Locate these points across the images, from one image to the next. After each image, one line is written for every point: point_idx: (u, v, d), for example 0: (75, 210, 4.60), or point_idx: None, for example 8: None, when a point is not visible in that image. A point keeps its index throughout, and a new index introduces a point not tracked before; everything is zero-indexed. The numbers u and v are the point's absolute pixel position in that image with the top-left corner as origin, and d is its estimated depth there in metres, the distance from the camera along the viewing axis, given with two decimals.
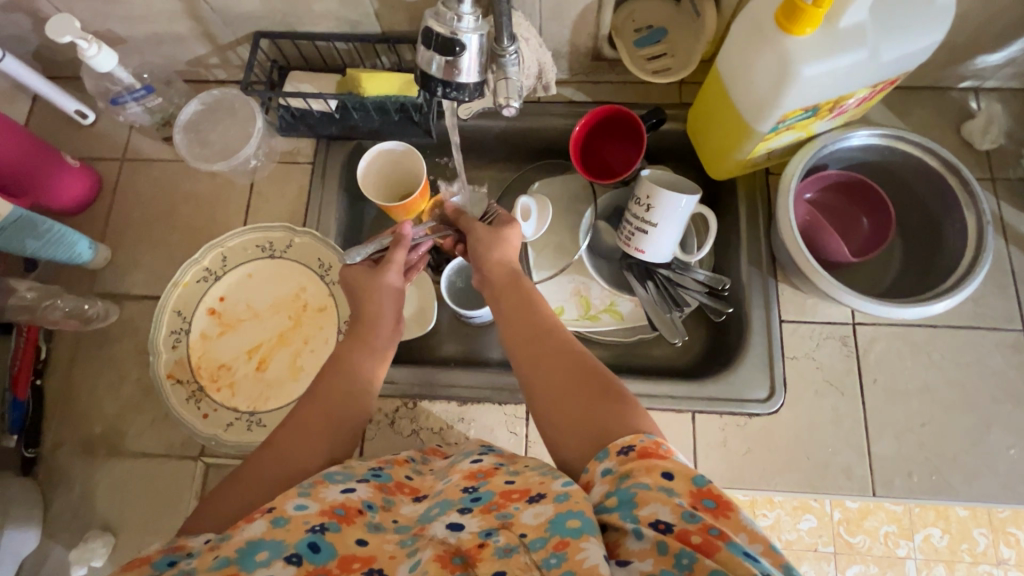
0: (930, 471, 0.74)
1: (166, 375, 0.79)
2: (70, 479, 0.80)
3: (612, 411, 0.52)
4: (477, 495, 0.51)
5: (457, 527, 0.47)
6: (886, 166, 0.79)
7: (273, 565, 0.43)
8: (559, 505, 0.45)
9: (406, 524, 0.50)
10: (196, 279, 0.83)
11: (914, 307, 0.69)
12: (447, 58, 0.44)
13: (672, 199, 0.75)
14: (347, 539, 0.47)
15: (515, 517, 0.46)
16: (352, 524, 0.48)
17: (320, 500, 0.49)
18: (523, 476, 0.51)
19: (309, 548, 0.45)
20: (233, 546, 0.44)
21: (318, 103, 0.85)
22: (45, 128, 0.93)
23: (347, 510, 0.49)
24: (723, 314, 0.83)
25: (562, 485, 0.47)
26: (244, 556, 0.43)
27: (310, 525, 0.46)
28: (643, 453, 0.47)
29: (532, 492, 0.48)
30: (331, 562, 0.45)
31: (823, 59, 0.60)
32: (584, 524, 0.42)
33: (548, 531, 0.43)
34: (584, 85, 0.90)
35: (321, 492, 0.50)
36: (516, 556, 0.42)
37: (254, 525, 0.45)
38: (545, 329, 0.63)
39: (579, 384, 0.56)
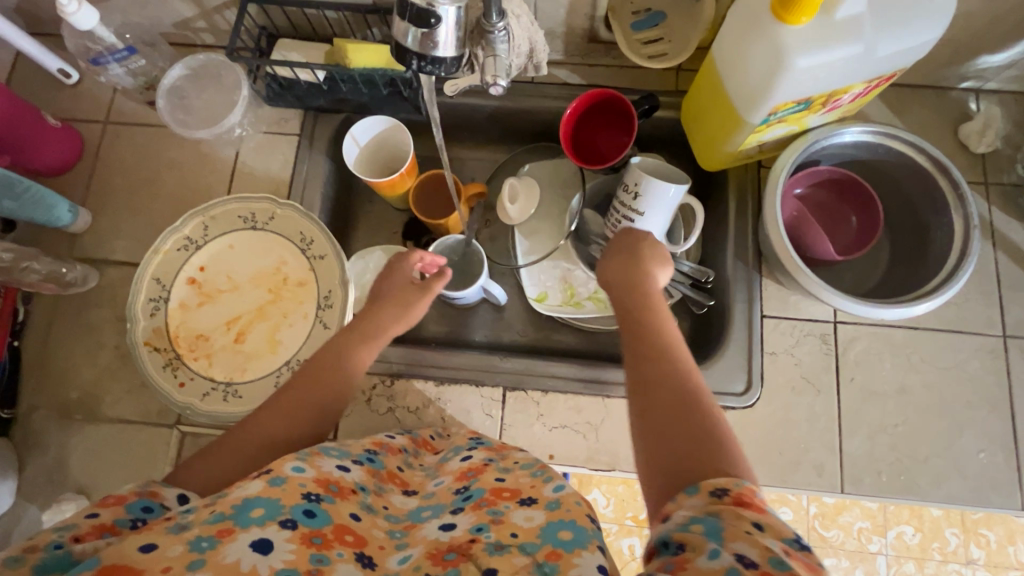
0: (899, 471, 0.75)
1: (143, 343, 0.79)
2: (46, 442, 0.80)
3: (709, 451, 0.47)
4: (469, 494, 0.52)
5: (448, 527, 0.48)
6: (879, 164, 0.78)
7: (267, 526, 0.41)
8: (550, 512, 0.46)
9: (397, 516, 0.51)
10: (177, 249, 0.82)
11: (896, 308, 0.69)
12: (422, 31, 0.42)
13: (660, 188, 0.74)
14: (342, 511, 0.47)
15: (505, 515, 0.48)
16: (346, 499, 0.48)
17: (316, 468, 0.50)
18: (514, 475, 0.54)
19: (304, 513, 0.44)
20: (230, 502, 0.43)
21: (305, 73, 0.81)
22: (27, 86, 0.91)
23: (342, 488, 0.49)
24: (704, 307, 0.83)
25: (553, 491, 0.49)
26: (241, 512, 0.42)
27: (307, 492, 0.46)
28: (738, 500, 0.42)
29: (523, 495, 0.50)
30: (327, 527, 0.44)
31: (817, 51, 0.58)
32: (575, 537, 0.43)
33: (540, 538, 0.44)
34: (578, 67, 0.88)
35: (317, 462, 0.51)
36: (507, 554, 0.42)
37: (250, 485, 0.44)
38: (657, 343, 0.58)
39: (673, 409, 0.51)
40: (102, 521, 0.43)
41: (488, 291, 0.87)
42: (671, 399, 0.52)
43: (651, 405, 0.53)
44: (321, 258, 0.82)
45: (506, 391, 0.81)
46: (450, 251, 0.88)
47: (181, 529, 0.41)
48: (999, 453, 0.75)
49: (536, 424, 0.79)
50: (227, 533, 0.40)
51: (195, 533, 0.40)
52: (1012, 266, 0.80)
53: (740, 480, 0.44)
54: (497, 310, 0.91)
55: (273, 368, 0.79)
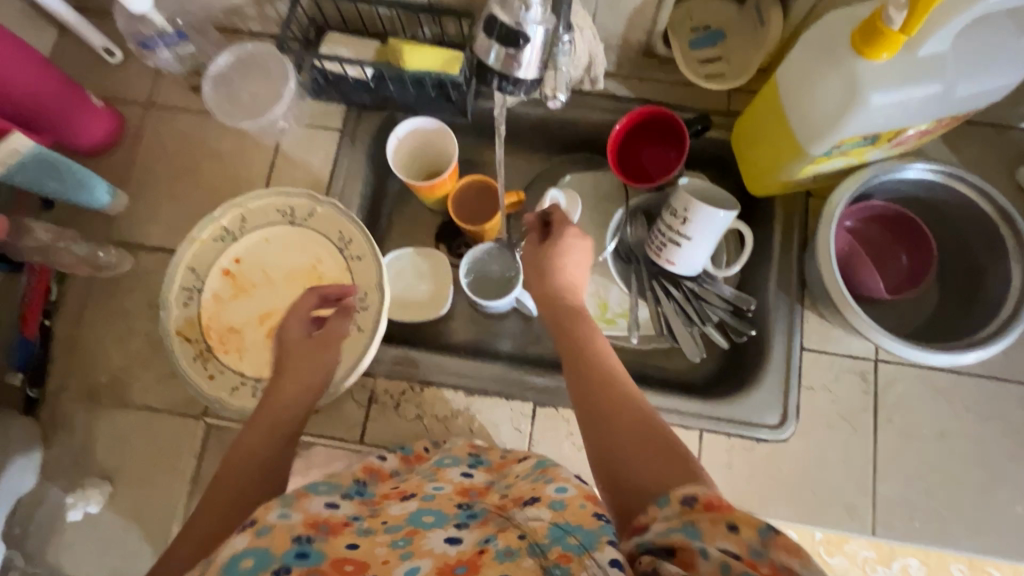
0: (933, 518, 0.73)
1: (175, 332, 0.78)
2: (72, 425, 0.80)
3: (675, 468, 0.46)
4: (472, 512, 0.50)
5: (454, 541, 0.45)
6: (935, 204, 0.76)
7: None
8: (557, 512, 0.45)
9: (396, 525, 0.48)
10: (213, 239, 0.81)
11: (945, 354, 0.67)
12: (508, 51, 0.40)
13: (709, 214, 0.72)
14: (336, 546, 0.45)
15: (509, 524, 0.45)
16: (339, 534, 0.46)
17: (303, 511, 0.48)
18: (518, 486, 0.52)
19: (296, 556, 0.42)
20: (217, 566, 0.41)
21: (353, 69, 0.79)
22: (70, 63, 0.90)
23: (333, 524, 0.47)
24: (744, 335, 0.81)
25: (557, 491, 0.47)
26: (229, 570, 0.40)
27: (297, 536, 0.44)
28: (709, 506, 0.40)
29: (526, 496, 0.49)
30: (323, 564, 0.42)
31: (894, 88, 0.56)
32: (585, 539, 0.40)
33: (547, 539, 0.42)
34: (630, 80, 0.86)
35: (304, 504, 0.49)
36: (517, 559, 0.40)
37: (235, 541, 0.43)
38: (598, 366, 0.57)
39: (631, 431, 0.50)
40: None
41: (521, 303, 0.86)
42: (629, 424, 0.51)
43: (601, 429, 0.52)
44: (359, 259, 0.81)
45: (536, 406, 0.80)
46: (485, 260, 0.87)
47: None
48: None
49: (564, 441, 0.78)
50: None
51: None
52: None
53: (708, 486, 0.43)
54: (528, 322, 0.90)
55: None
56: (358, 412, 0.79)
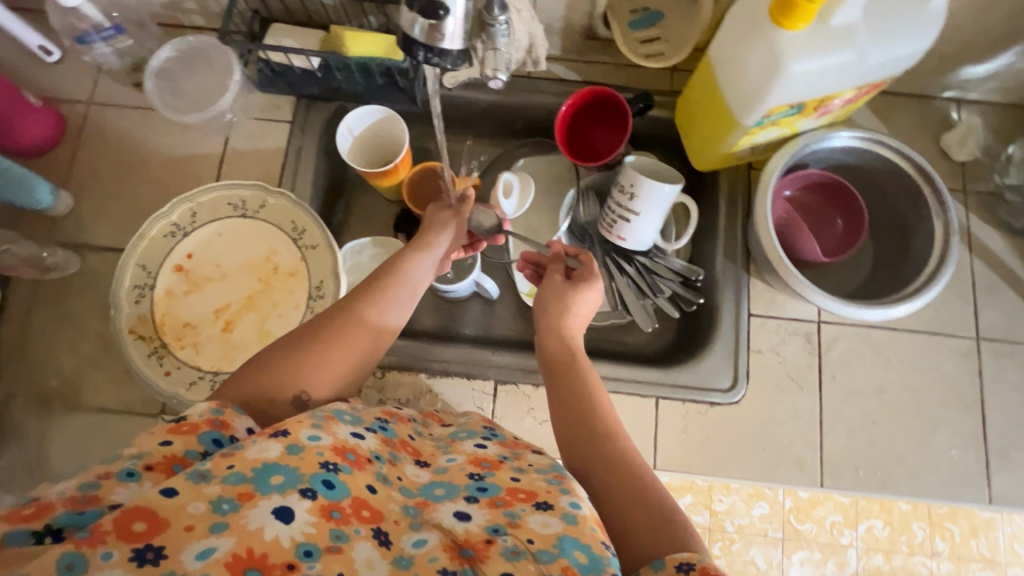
0: (876, 467, 0.77)
1: (127, 330, 0.77)
2: (24, 431, 0.78)
3: (667, 533, 0.46)
4: (483, 484, 0.49)
5: (463, 516, 0.46)
6: (864, 169, 0.80)
7: (287, 496, 0.42)
8: (567, 526, 0.43)
9: (410, 490, 0.50)
10: (164, 234, 0.81)
11: (876, 309, 0.71)
12: (430, 23, 0.41)
13: (654, 188, 0.75)
14: (358, 483, 0.46)
15: (521, 519, 0.45)
16: (362, 470, 0.47)
17: (332, 435, 0.48)
18: (529, 477, 0.50)
19: (324, 483, 0.44)
20: (247, 462, 0.42)
21: (298, 59, 0.80)
22: (6, 63, 0.88)
23: (358, 457, 0.48)
24: (694, 304, 0.84)
25: (571, 505, 0.45)
26: (261, 478, 0.42)
27: (324, 462, 0.45)
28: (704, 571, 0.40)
29: (539, 498, 0.46)
30: (344, 500, 0.44)
31: (812, 56, 0.59)
32: (591, 561, 0.41)
33: (557, 548, 0.42)
34: (576, 64, 0.88)
35: (333, 428, 0.49)
36: (523, 561, 0.42)
37: (268, 447, 0.44)
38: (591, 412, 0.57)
39: (623, 489, 0.50)
40: (174, 452, 0.43)
41: (481, 285, 0.87)
42: (622, 479, 0.51)
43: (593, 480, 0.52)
44: (313, 248, 0.81)
45: (497, 384, 0.81)
46: None
47: (201, 478, 0.41)
48: (970, 450, 0.78)
49: (527, 417, 0.80)
50: (247, 497, 0.41)
51: (214, 491, 0.40)
52: (987, 272, 0.83)
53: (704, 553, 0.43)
54: (489, 305, 0.92)
55: None
56: None
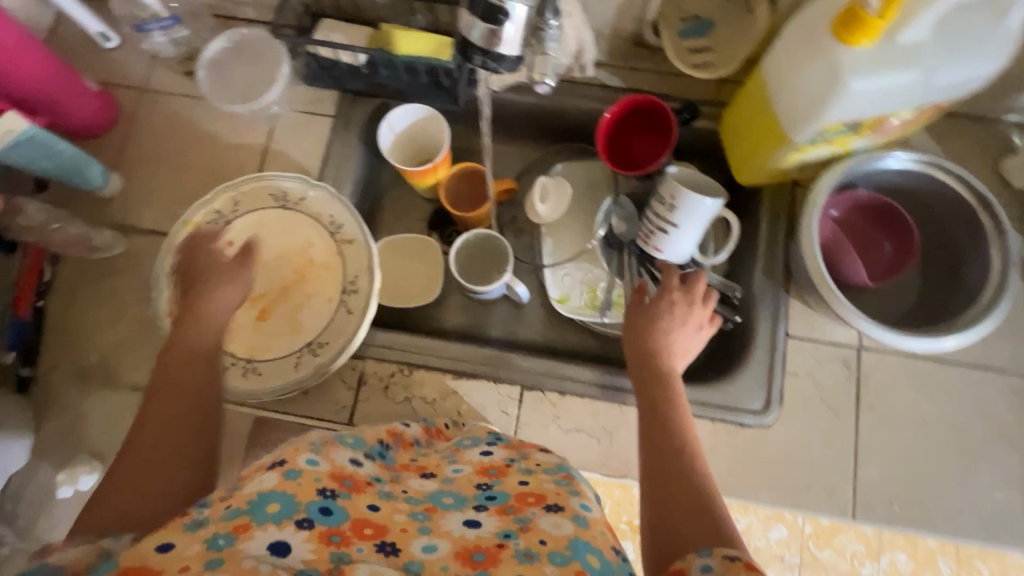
0: (911, 501, 0.74)
1: (166, 313, 0.79)
2: (63, 403, 0.80)
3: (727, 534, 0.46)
4: (492, 494, 0.53)
5: (473, 523, 0.48)
6: (917, 193, 0.77)
7: (284, 527, 0.43)
8: (579, 529, 0.47)
9: (416, 498, 0.52)
10: (207, 220, 0.82)
11: (923, 340, 0.69)
12: (490, 27, 0.41)
13: (695, 201, 0.74)
14: (358, 505, 0.48)
15: (532, 522, 0.48)
16: (362, 493, 0.49)
17: (330, 461, 0.52)
18: (537, 479, 0.55)
19: (320, 511, 0.45)
20: (243, 498, 0.45)
21: (346, 55, 0.80)
22: (66, 47, 0.90)
23: (356, 481, 0.51)
24: (730, 323, 0.82)
25: (581, 507, 0.50)
26: (256, 508, 0.43)
27: (321, 489, 0.47)
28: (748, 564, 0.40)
29: (548, 500, 0.50)
30: (344, 523, 0.45)
31: (874, 75, 0.57)
32: (602, 567, 0.44)
33: (568, 551, 0.44)
34: (621, 71, 0.86)
35: (331, 454, 0.53)
36: (536, 563, 0.43)
37: (266, 480, 0.47)
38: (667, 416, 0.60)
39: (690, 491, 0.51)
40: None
41: (511, 289, 0.86)
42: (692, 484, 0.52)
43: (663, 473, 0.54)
44: (350, 244, 0.82)
45: (523, 390, 0.81)
46: (474, 246, 0.87)
47: (197, 526, 0.42)
48: (1013, 492, 0.74)
49: (551, 425, 0.79)
50: (244, 529, 0.42)
51: (211, 531, 0.41)
52: None
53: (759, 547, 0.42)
54: (517, 308, 0.91)
55: (295, 348, 0.79)
56: (347, 394, 0.80)
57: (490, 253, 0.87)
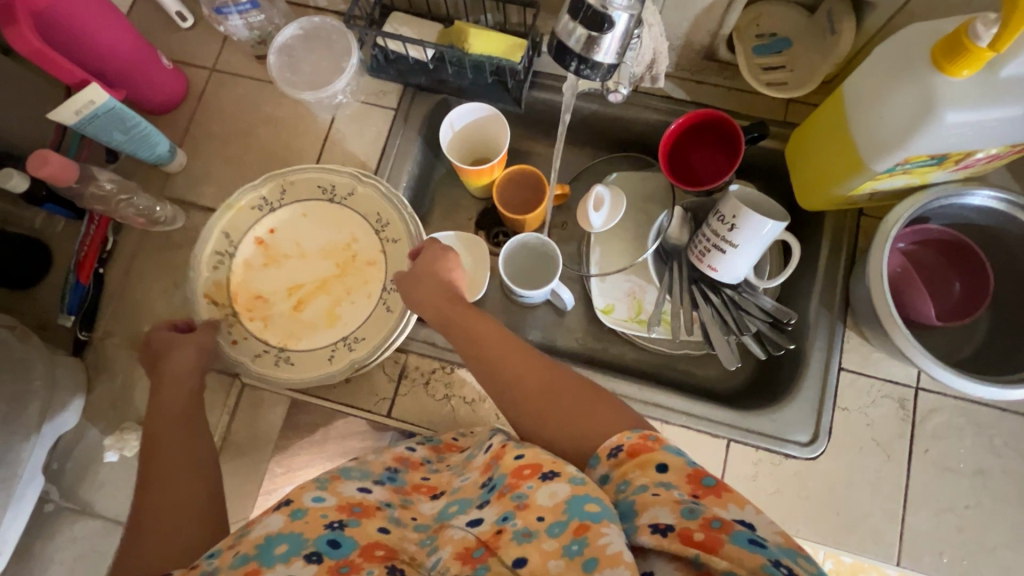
0: (962, 555, 0.71)
1: (203, 295, 0.79)
2: (115, 370, 0.83)
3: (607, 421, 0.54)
4: (492, 484, 0.53)
5: (475, 522, 0.49)
6: (997, 235, 0.74)
7: (291, 563, 0.45)
8: (574, 486, 0.46)
9: (425, 523, 0.53)
10: (252, 206, 0.83)
11: (991, 388, 0.65)
12: (590, 34, 0.41)
13: (757, 222, 0.71)
14: (368, 530, 0.50)
15: (529, 498, 0.48)
16: (371, 517, 0.51)
17: (337, 495, 0.52)
18: (533, 451, 0.53)
19: (328, 544, 0.47)
20: (251, 543, 0.46)
21: (415, 50, 0.82)
22: (144, 24, 0.93)
23: (365, 507, 0.52)
24: (782, 349, 0.80)
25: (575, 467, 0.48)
26: (265, 552, 0.45)
27: (328, 522, 0.49)
28: (633, 451, 0.50)
29: (544, 470, 0.50)
30: (352, 552, 0.47)
31: (972, 108, 0.55)
32: (603, 510, 0.44)
33: (565, 514, 0.44)
34: (686, 83, 0.85)
35: (338, 488, 0.53)
36: (535, 540, 0.44)
37: (271, 523, 0.48)
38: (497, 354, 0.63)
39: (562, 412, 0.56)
40: None
41: (556, 295, 0.85)
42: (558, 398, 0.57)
43: (515, 406, 0.58)
44: (394, 243, 0.82)
45: None
46: (525, 250, 0.86)
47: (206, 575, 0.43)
48: None
49: None
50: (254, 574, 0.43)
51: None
52: None
53: (634, 429, 0.52)
54: (560, 315, 0.90)
55: (332, 340, 0.80)
56: (388, 386, 0.80)
57: (539, 256, 0.85)
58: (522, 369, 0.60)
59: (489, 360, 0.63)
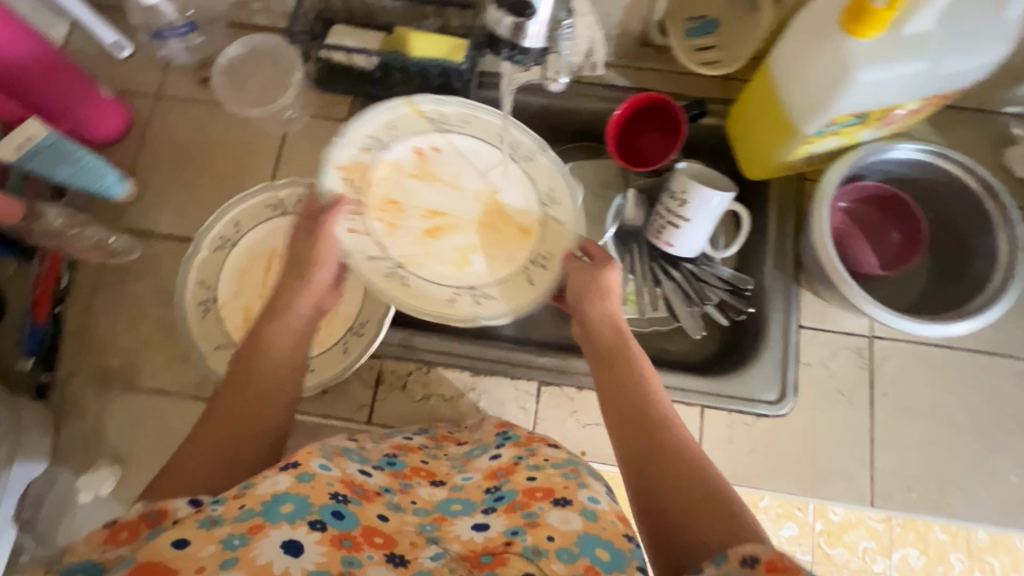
0: (928, 488, 0.75)
1: (336, 165, 0.72)
2: (83, 408, 0.81)
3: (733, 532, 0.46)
4: (499, 495, 0.54)
5: (482, 527, 0.51)
6: (924, 184, 0.79)
7: (296, 527, 0.44)
8: (588, 522, 0.49)
9: (425, 510, 0.54)
10: (430, 118, 0.77)
11: (934, 325, 0.69)
12: (517, 20, 0.43)
13: (705, 195, 0.75)
14: (368, 513, 0.50)
15: (540, 517, 0.50)
16: (371, 502, 0.52)
17: (341, 469, 0.53)
18: (545, 474, 0.55)
19: (333, 514, 0.47)
20: (257, 498, 0.46)
21: (360, 59, 0.83)
22: (81, 56, 0.92)
23: (366, 490, 0.53)
24: (743, 313, 0.84)
25: (589, 500, 0.51)
26: (271, 508, 0.45)
27: (334, 493, 0.49)
28: (770, 566, 0.39)
29: (556, 494, 0.52)
30: (355, 529, 0.47)
31: (881, 65, 0.59)
32: (612, 557, 0.46)
33: (576, 547, 0.46)
34: (626, 70, 0.88)
35: (342, 463, 0.55)
36: (545, 560, 0.45)
37: (278, 481, 0.47)
38: (650, 415, 0.59)
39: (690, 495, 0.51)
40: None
41: None
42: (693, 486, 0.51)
43: (654, 485, 0.53)
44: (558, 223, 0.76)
45: (541, 385, 0.81)
46: None
47: (212, 524, 0.43)
48: None
49: (569, 419, 0.80)
50: (258, 530, 0.43)
51: (225, 531, 0.43)
52: None
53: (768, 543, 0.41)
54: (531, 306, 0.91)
55: (445, 287, 0.75)
56: (365, 393, 0.81)
57: None
58: (669, 443, 0.56)
59: (640, 428, 0.58)
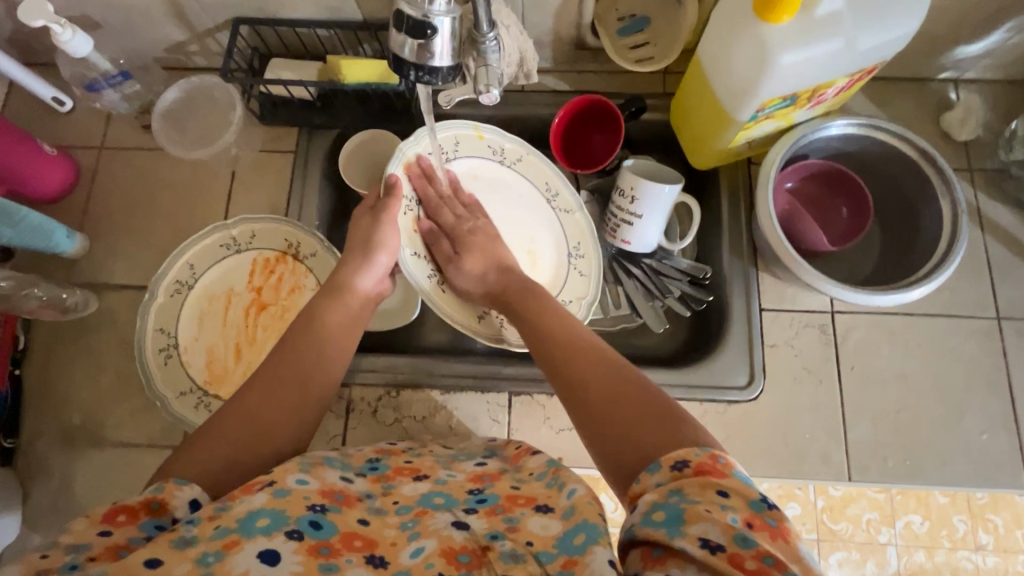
0: (904, 456, 0.75)
1: (404, 165, 0.74)
2: (51, 470, 0.79)
3: (660, 424, 0.48)
4: (482, 497, 0.54)
5: (462, 526, 0.49)
6: (862, 154, 0.80)
7: (273, 537, 0.44)
8: (567, 521, 0.47)
9: (406, 506, 0.53)
10: (489, 146, 0.82)
11: (893, 294, 0.70)
12: (418, 42, 0.45)
13: (654, 188, 0.75)
14: (348, 519, 0.49)
15: (521, 522, 0.49)
16: (352, 507, 0.51)
17: (320, 480, 0.52)
18: (529, 485, 0.55)
19: (310, 524, 0.46)
20: (233, 517, 0.45)
21: (298, 91, 0.84)
22: (21, 116, 0.91)
23: (347, 496, 0.52)
24: (704, 303, 0.85)
25: (568, 498, 0.50)
26: (245, 523, 0.44)
27: (310, 503, 0.48)
28: (699, 470, 0.43)
29: (539, 502, 0.51)
30: (333, 537, 0.46)
31: (798, 47, 0.60)
32: (588, 537, 0.44)
33: (556, 548, 0.45)
34: (567, 75, 0.89)
35: (321, 472, 0.53)
36: (522, 563, 0.45)
37: (254, 498, 0.46)
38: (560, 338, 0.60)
39: (611, 393, 0.52)
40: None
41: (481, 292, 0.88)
42: (614, 390, 0.52)
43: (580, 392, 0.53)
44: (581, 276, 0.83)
45: (511, 396, 0.81)
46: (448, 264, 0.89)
47: (186, 543, 0.43)
48: (1001, 433, 0.76)
49: (543, 427, 0.80)
50: (234, 544, 0.42)
51: (199, 550, 0.42)
52: (1001, 250, 0.81)
53: (698, 446, 0.45)
54: None
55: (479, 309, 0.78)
56: (337, 423, 0.80)
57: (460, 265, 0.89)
58: (588, 357, 0.56)
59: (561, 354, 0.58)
